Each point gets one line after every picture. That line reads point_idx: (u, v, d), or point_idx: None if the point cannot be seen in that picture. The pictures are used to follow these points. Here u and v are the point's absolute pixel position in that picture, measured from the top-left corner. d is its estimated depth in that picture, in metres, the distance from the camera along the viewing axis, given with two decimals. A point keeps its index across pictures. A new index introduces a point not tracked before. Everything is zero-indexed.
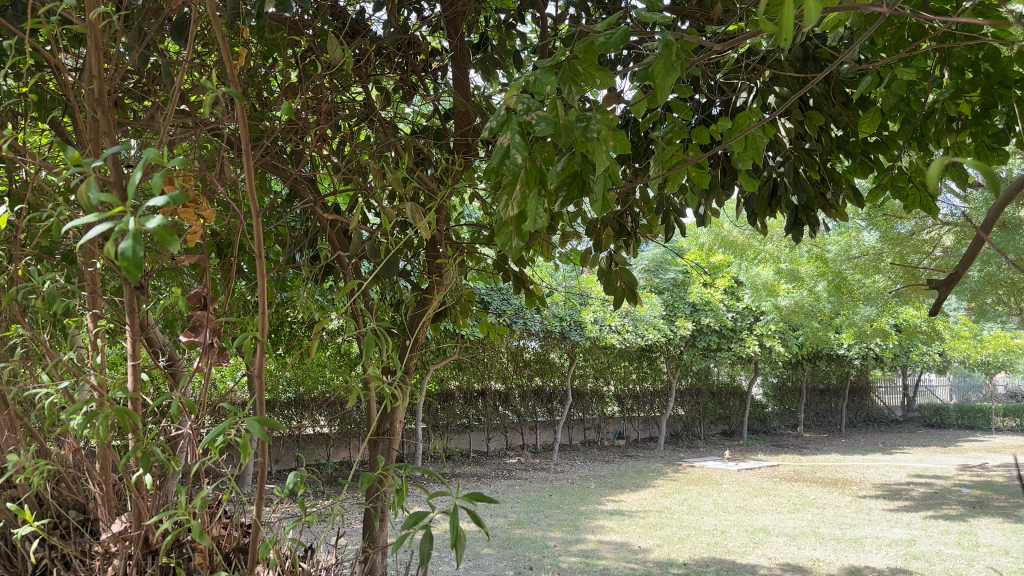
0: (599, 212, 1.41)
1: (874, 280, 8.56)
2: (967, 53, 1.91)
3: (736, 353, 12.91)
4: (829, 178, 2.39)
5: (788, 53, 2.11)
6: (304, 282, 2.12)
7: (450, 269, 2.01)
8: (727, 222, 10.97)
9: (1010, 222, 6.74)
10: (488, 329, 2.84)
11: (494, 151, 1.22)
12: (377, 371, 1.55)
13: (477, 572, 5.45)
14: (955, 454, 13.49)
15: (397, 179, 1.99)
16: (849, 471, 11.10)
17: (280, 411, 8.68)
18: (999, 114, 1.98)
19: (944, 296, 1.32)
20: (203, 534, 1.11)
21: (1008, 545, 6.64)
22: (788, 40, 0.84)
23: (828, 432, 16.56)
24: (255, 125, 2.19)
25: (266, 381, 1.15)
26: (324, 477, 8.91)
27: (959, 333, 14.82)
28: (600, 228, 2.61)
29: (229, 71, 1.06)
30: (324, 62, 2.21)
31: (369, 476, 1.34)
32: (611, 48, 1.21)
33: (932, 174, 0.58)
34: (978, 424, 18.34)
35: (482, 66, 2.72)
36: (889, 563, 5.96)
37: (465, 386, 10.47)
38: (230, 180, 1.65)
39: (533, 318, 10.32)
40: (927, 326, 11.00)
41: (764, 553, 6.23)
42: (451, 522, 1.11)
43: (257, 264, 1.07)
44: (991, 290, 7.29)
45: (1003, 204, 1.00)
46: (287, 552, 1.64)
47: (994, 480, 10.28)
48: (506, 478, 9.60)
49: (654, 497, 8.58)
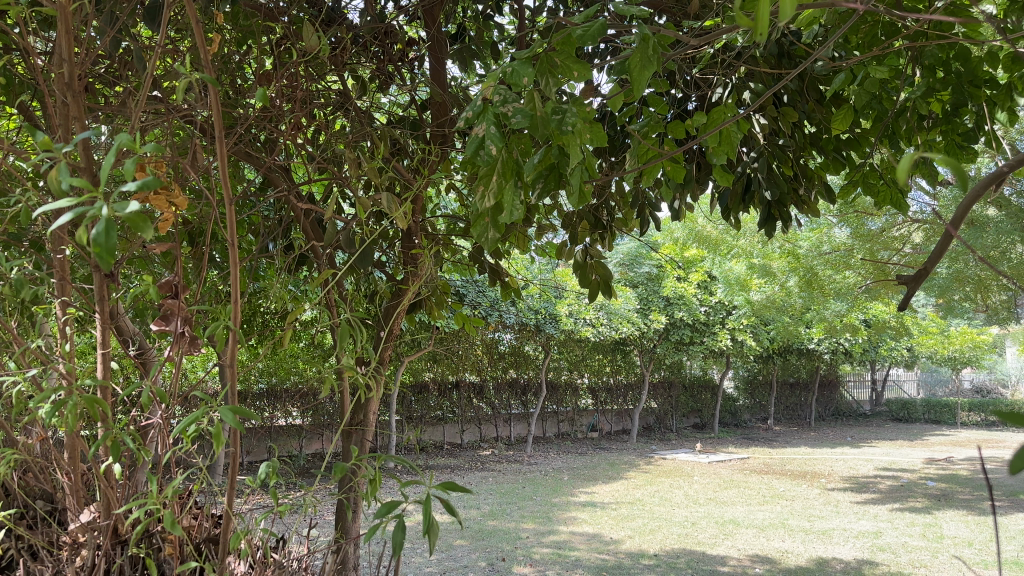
0: (575, 205, 1.40)
1: (844, 276, 8.70)
2: (939, 52, 1.94)
3: (709, 347, 13.04)
4: (802, 174, 2.39)
5: (763, 50, 2.14)
6: (277, 271, 2.10)
7: (425, 261, 1.99)
8: (702, 217, 11.05)
9: (978, 220, 6.86)
10: (462, 321, 2.83)
11: (469, 141, 1.22)
12: (351, 363, 1.54)
13: (447, 563, 5.47)
14: (922, 448, 13.69)
15: (371, 169, 1.97)
16: (817, 464, 11.24)
17: (252, 401, 8.64)
18: (969, 114, 2.03)
19: (913, 292, 1.30)
20: (173, 524, 1.10)
21: (971, 537, 6.76)
22: (763, 36, 0.82)
23: (797, 424, 16.79)
24: (227, 112, 2.16)
25: (238, 372, 1.13)
26: (296, 468, 8.84)
27: (928, 329, 15.38)
28: (577, 221, 2.63)
29: (204, 56, 1.04)
30: (299, 49, 2.19)
31: (343, 466, 1.32)
32: (588, 41, 1.21)
33: (902, 169, 0.57)
34: (944, 419, 18.51)
35: (459, 56, 2.66)
36: (856, 555, 6.06)
37: (440, 378, 10.47)
38: (203, 167, 1.62)
39: (509, 310, 10.43)
40: (896, 321, 11.21)
41: (734, 544, 6.31)
42: (424, 511, 1.09)
43: (229, 253, 1.06)
44: (959, 287, 7.43)
45: (972, 202, 0.99)
46: (258, 543, 1.63)
47: (959, 474, 10.47)
48: (480, 469, 9.61)
49: (626, 489, 8.64)
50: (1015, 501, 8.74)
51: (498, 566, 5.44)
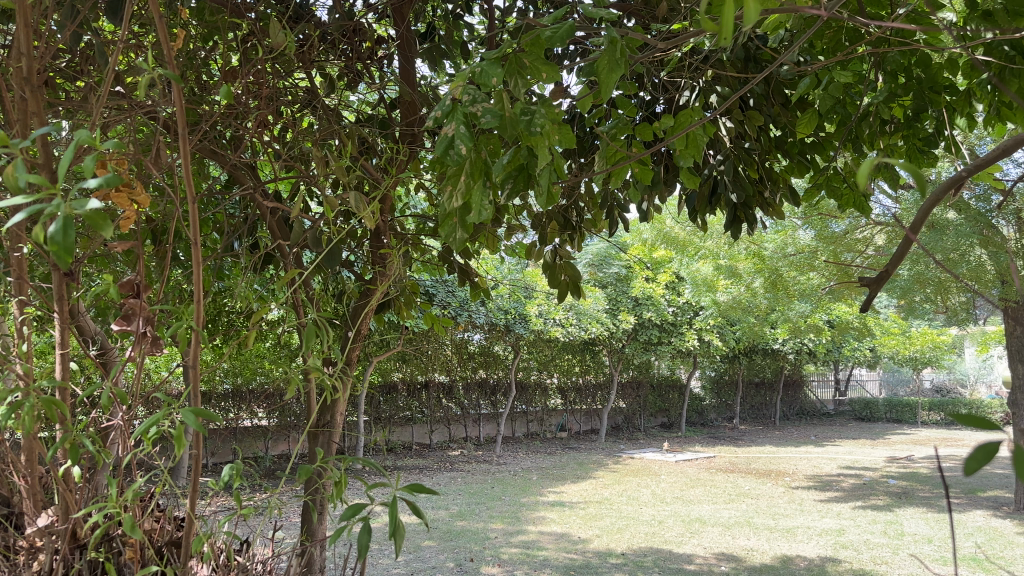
0: (543, 206, 1.41)
1: (808, 278, 8.84)
2: (901, 58, 1.97)
3: (677, 347, 13.14)
4: (767, 177, 2.42)
5: (729, 54, 2.17)
6: (242, 270, 2.07)
7: (394, 261, 1.97)
8: (670, 219, 11.14)
9: (938, 222, 7.00)
10: (431, 321, 2.81)
11: (437, 140, 1.22)
12: (317, 363, 1.52)
13: (415, 564, 5.45)
14: (883, 447, 13.92)
15: (339, 167, 1.96)
16: (782, 463, 11.39)
17: (217, 402, 8.54)
18: (929, 119, 2.06)
19: (874, 293, 1.31)
20: (132, 527, 1.08)
21: (931, 534, 6.90)
22: (729, 40, 0.84)
23: (762, 424, 16.99)
24: (192, 109, 2.12)
25: (201, 373, 1.12)
26: (262, 469, 8.75)
27: (890, 330, 15.65)
28: (546, 222, 2.64)
29: (167, 52, 1.03)
30: (266, 46, 2.16)
31: (307, 468, 1.30)
32: (557, 42, 1.21)
33: (864, 173, 0.60)
34: (906, 418, 18.83)
35: (429, 55, 2.64)
36: (819, 552, 6.15)
37: (409, 378, 10.44)
38: (167, 165, 1.59)
39: (478, 310, 10.43)
40: (858, 322, 11.41)
41: (699, 542, 6.38)
42: (390, 513, 1.08)
43: (192, 252, 1.04)
44: (919, 288, 7.57)
45: (932, 206, 1.01)
46: (223, 546, 1.61)
47: (918, 472, 10.67)
48: (448, 470, 9.60)
49: (595, 488, 8.68)
50: (972, 498, 8.94)
51: (466, 566, 5.43)
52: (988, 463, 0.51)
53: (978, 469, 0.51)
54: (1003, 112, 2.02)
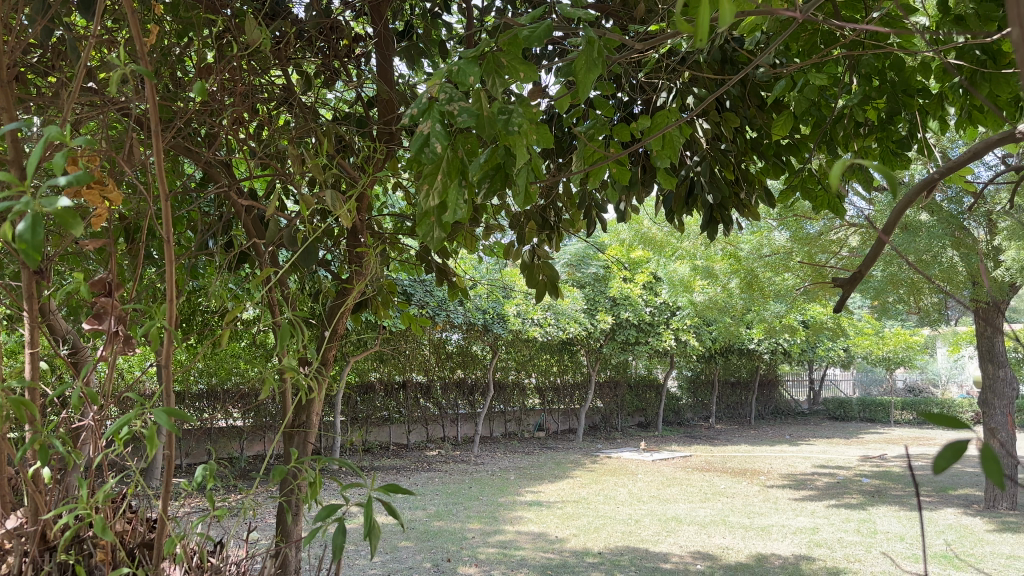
0: (520, 205, 1.41)
1: (783, 278, 8.92)
2: (875, 62, 1.99)
3: (654, 347, 13.19)
4: (743, 179, 2.44)
5: (706, 56, 2.18)
6: (217, 268, 2.05)
7: (371, 260, 1.96)
8: (648, 219, 11.20)
9: (911, 224, 7.09)
10: (408, 320, 2.80)
11: (414, 138, 1.22)
12: (293, 363, 1.51)
13: (391, 565, 5.43)
14: (857, 445, 14.08)
15: (315, 166, 1.94)
16: (757, 461, 11.48)
17: (191, 402, 8.45)
18: (902, 122, 2.09)
19: (847, 294, 1.32)
20: (104, 530, 1.06)
21: (903, 532, 6.98)
22: (704, 42, 0.84)
23: (738, 423, 17.11)
24: (166, 105, 2.10)
25: (174, 373, 1.10)
26: (237, 470, 8.68)
27: (864, 330, 15.83)
28: (524, 221, 2.63)
29: (140, 47, 1.02)
30: (242, 42, 2.14)
31: (281, 469, 1.29)
32: (535, 42, 1.21)
33: (836, 175, 0.61)
34: (879, 417, 19.06)
35: (407, 54, 2.62)
36: (793, 550, 6.20)
37: (386, 378, 10.40)
38: (140, 162, 1.57)
39: (456, 310, 10.41)
40: (832, 322, 11.53)
41: (676, 541, 6.41)
42: (365, 514, 1.08)
43: (166, 250, 1.03)
44: (892, 289, 7.66)
45: (905, 207, 1.02)
46: (196, 547, 1.59)
47: (891, 471, 10.80)
48: (426, 470, 9.57)
49: (572, 488, 8.70)
50: (943, 496, 9.06)
51: (443, 566, 5.42)
52: (956, 462, 0.51)
53: (947, 468, 0.52)
54: (974, 115, 2.05)
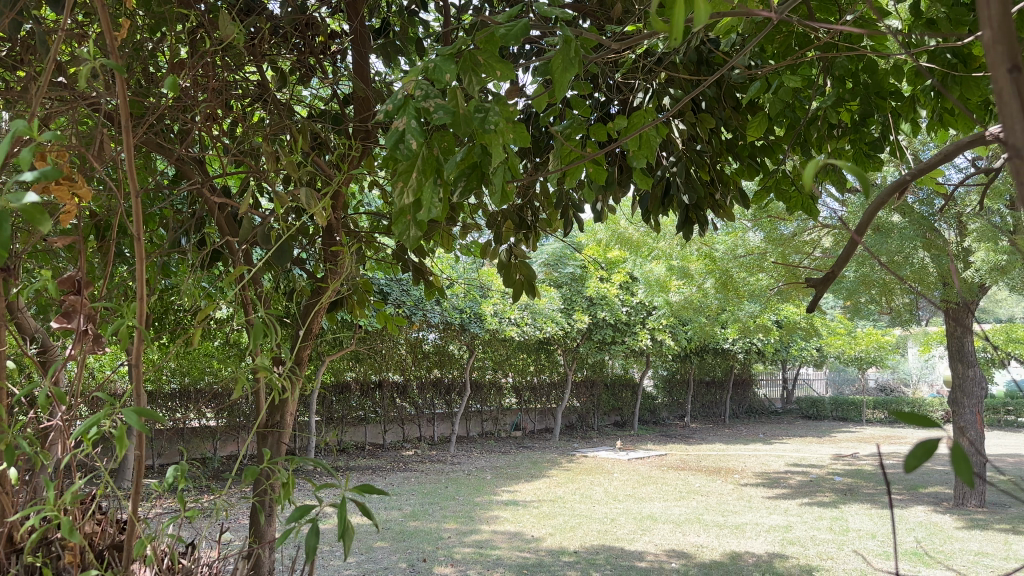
0: (497, 204, 1.40)
1: (758, 279, 9.00)
2: (849, 64, 2.01)
3: (630, 347, 13.25)
4: (718, 179, 2.45)
5: (683, 57, 2.19)
6: (189, 266, 2.02)
7: (345, 259, 1.94)
8: (624, 219, 11.24)
9: (883, 226, 7.18)
10: (384, 320, 2.79)
11: (388, 134, 1.21)
12: (267, 362, 1.49)
13: (367, 565, 5.40)
14: (829, 444, 14.24)
15: (289, 163, 1.92)
16: (731, 460, 11.57)
17: (164, 402, 8.35)
18: (875, 124, 2.11)
19: (820, 295, 1.32)
20: (72, 531, 1.03)
21: (874, 529, 7.07)
22: (677, 42, 0.84)
23: (712, 422, 17.24)
24: (138, 101, 2.07)
25: (144, 372, 1.09)
26: (209, 470, 8.59)
27: (837, 330, 16.00)
28: (501, 221, 2.62)
29: (109, 41, 1.00)
30: (215, 38, 2.11)
31: (254, 470, 1.28)
32: (512, 40, 1.21)
33: (809, 174, 0.61)
34: (851, 416, 19.29)
35: (384, 51, 2.61)
36: (767, 548, 6.25)
37: (362, 378, 10.36)
38: (110, 158, 1.55)
39: (433, 309, 10.39)
40: (805, 322, 11.65)
41: (651, 540, 6.45)
42: (339, 514, 1.07)
43: (136, 246, 1.02)
44: (865, 289, 7.75)
45: (877, 208, 1.02)
46: (166, 549, 1.57)
47: (863, 469, 10.93)
48: (402, 470, 9.54)
49: (548, 487, 8.72)
50: (914, 494, 9.18)
51: (419, 566, 5.41)
52: (928, 461, 0.52)
53: (918, 467, 0.52)
54: (945, 118, 2.08)
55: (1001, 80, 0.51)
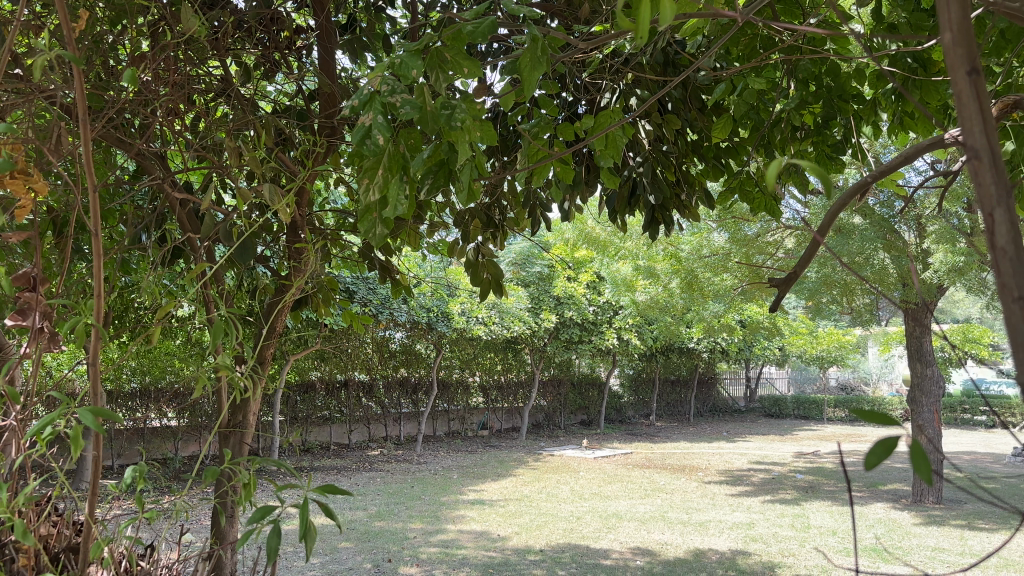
0: (464, 202, 1.39)
1: (722, 279, 9.10)
2: (812, 67, 2.04)
3: (597, 346, 13.30)
4: (684, 180, 2.47)
5: (649, 58, 2.20)
6: (150, 263, 1.99)
7: (310, 256, 1.92)
8: (591, 219, 11.28)
9: (844, 227, 7.29)
10: (350, 319, 2.76)
11: (354, 130, 1.19)
12: (229, 360, 1.47)
13: (331, 566, 5.35)
14: (791, 442, 14.44)
15: (253, 159, 1.89)
16: (696, 458, 11.68)
17: (123, 402, 8.20)
18: (837, 127, 2.15)
19: (783, 295, 1.33)
20: (26, 532, 0.99)
21: (835, 526, 7.19)
22: (643, 43, 0.84)
23: (677, 421, 17.39)
24: (97, 95, 2.03)
25: (102, 370, 1.06)
26: (170, 471, 8.45)
27: (799, 330, 16.24)
28: (469, 219, 2.61)
29: (66, 32, 0.98)
30: (177, 31, 2.08)
31: (214, 471, 1.25)
32: (478, 38, 1.20)
33: (774, 173, 0.62)
34: (813, 414, 19.60)
35: (350, 47, 2.59)
36: (730, 545, 6.32)
37: (327, 377, 10.27)
38: (68, 152, 1.51)
39: (399, 308, 10.33)
40: (768, 322, 11.82)
41: (616, 537, 6.48)
42: (301, 515, 1.05)
43: (94, 240, 0.99)
44: (826, 289, 7.87)
45: (839, 210, 1.03)
46: (123, 551, 1.53)
47: (824, 467, 11.10)
48: (367, 470, 9.47)
49: (514, 486, 8.72)
50: (874, 491, 9.35)
51: (383, 566, 5.38)
52: (888, 458, 0.52)
53: (877, 464, 0.53)
54: (905, 121, 2.12)
55: (961, 82, 0.55)
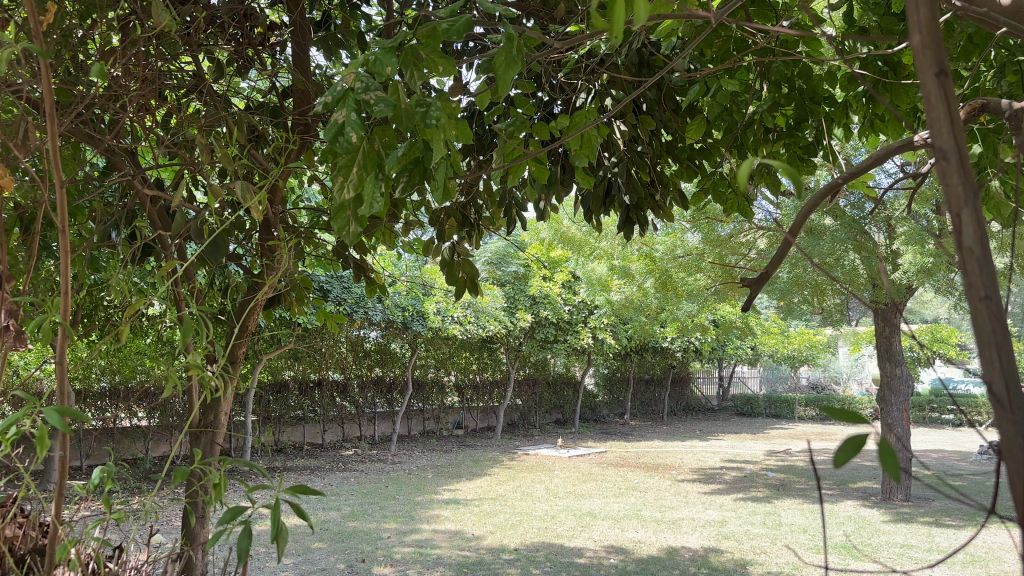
0: (439, 200, 1.39)
1: (696, 279, 9.17)
2: (784, 69, 2.06)
3: (572, 345, 13.34)
4: (658, 181, 2.48)
5: (624, 58, 2.21)
6: (119, 261, 1.96)
7: (283, 254, 1.90)
8: (566, 218, 11.31)
9: (816, 228, 7.37)
10: (324, 317, 2.74)
11: (327, 127, 1.18)
12: (200, 359, 1.45)
13: (304, 567, 5.32)
14: (763, 441, 14.59)
15: (225, 155, 1.87)
16: (670, 457, 11.76)
17: (92, 402, 8.09)
18: (808, 129, 2.17)
19: (755, 294, 1.35)
20: None
21: (806, 524, 7.27)
22: (617, 42, 0.84)
23: (651, 419, 17.50)
24: (66, 89, 1.99)
25: (70, 370, 1.04)
26: (140, 471, 8.35)
27: (771, 330, 16.40)
28: (444, 218, 2.60)
29: (32, 26, 0.97)
30: (148, 26, 2.05)
31: (184, 471, 1.23)
32: (453, 36, 1.20)
33: (744, 174, 0.62)
34: (784, 413, 19.81)
35: (324, 44, 2.57)
36: (703, 543, 6.37)
37: (300, 377, 10.21)
38: (34, 147, 1.49)
39: (374, 307, 10.26)
40: (741, 322, 11.92)
41: (590, 536, 6.50)
42: (272, 515, 1.04)
43: (61, 237, 0.98)
44: (798, 290, 7.96)
45: (810, 211, 1.04)
46: (90, 553, 1.51)
47: (795, 465, 11.22)
48: (341, 470, 9.42)
49: (489, 485, 8.72)
50: (844, 489, 9.47)
51: (357, 567, 5.36)
52: (855, 455, 0.53)
53: (846, 461, 0.53)
54: (875, 124, 2.15)
55: (929, 83, 0.56)
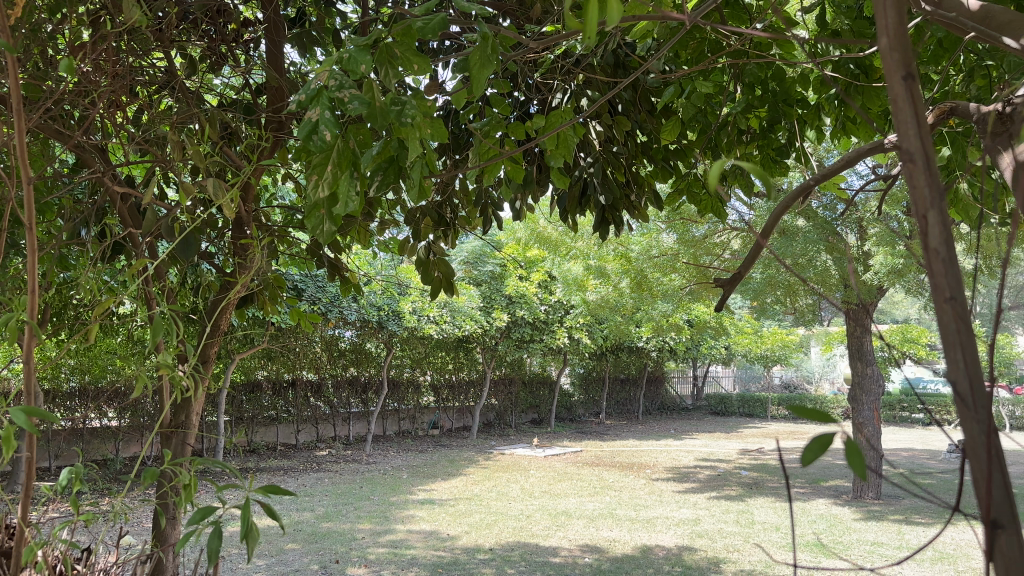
0: (413, 199, 1.38)
1: (671, 279, 9.23)
2: (758, 71, 2.08)
3: (547, 345, 13.35)
4: (633, 181, 2.49)
5: (600, 59, 2.22)
6: (89, 259, 1.93)
7: (256, 252, 1.89)
8: (543, 218, 11.32)
9: (789, 229, 7.44)
10: (298, 317, 2.72)
11: (301, 125, 1.17)
12: (171, 358, 1.43)
13: (277, 568, 5.28)
14: (736, 440, 14.71)
15: (197, 152, 1.85)
16: (644, 456, 11.82)
17: (61, 402, 7.97)
18: (781, 130, 2.20)
19: (726, 295, 1.36)
20: None
21: (778, 521, 7.35)
22: (592, 41, 0.84)
23: (626, 419, 17.59)
24: (34, 84, 1.96)
25: (38, 369, 1.02)
26: (109, 472, 8.24)
27: (744, 330, 16.55)
28: (420, 218, 2.59)
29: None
30: (120, 21, 2.02)
31: (153, 472, 1.22)
32: (428, 34, 1.19)
33: (717, 174, 0.61)
34: (757, 412, 19.99)
35: (299, 41, 2.55)
36: (677, 542, 6.41)
37: (274, 376, 10.14)
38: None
39: (348, 306, 10.13)
40: (715, 321, 12.01)
41: (565, 535, 6.52)
42: (243, 515, 1.03)
43: (29, 233, 0.96)
44: (770, 290, 8.04)
45: (781, 212, 1.05)
46: (56, 555, 1.48)
47: (768, 464, 11.33)
48: (314, 470, 9.36)
49: (464, 485, 8.72)
50: (816, 487, 9.58)
51: (330, 568, 5.33)
52: (823, 454, 0.54)
53: (813, 460, 0.54)
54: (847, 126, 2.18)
55: (897, 86, 0.57)
